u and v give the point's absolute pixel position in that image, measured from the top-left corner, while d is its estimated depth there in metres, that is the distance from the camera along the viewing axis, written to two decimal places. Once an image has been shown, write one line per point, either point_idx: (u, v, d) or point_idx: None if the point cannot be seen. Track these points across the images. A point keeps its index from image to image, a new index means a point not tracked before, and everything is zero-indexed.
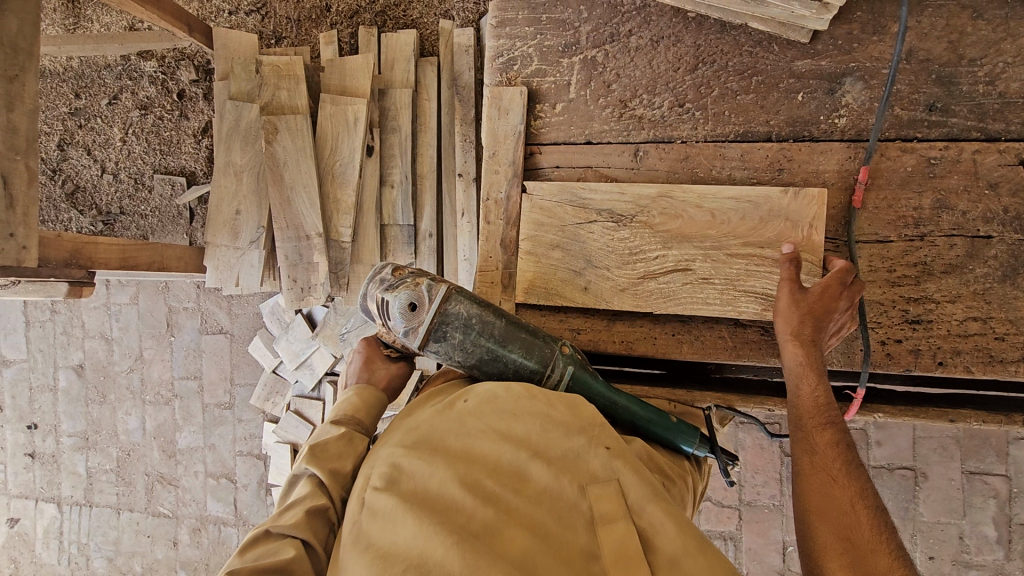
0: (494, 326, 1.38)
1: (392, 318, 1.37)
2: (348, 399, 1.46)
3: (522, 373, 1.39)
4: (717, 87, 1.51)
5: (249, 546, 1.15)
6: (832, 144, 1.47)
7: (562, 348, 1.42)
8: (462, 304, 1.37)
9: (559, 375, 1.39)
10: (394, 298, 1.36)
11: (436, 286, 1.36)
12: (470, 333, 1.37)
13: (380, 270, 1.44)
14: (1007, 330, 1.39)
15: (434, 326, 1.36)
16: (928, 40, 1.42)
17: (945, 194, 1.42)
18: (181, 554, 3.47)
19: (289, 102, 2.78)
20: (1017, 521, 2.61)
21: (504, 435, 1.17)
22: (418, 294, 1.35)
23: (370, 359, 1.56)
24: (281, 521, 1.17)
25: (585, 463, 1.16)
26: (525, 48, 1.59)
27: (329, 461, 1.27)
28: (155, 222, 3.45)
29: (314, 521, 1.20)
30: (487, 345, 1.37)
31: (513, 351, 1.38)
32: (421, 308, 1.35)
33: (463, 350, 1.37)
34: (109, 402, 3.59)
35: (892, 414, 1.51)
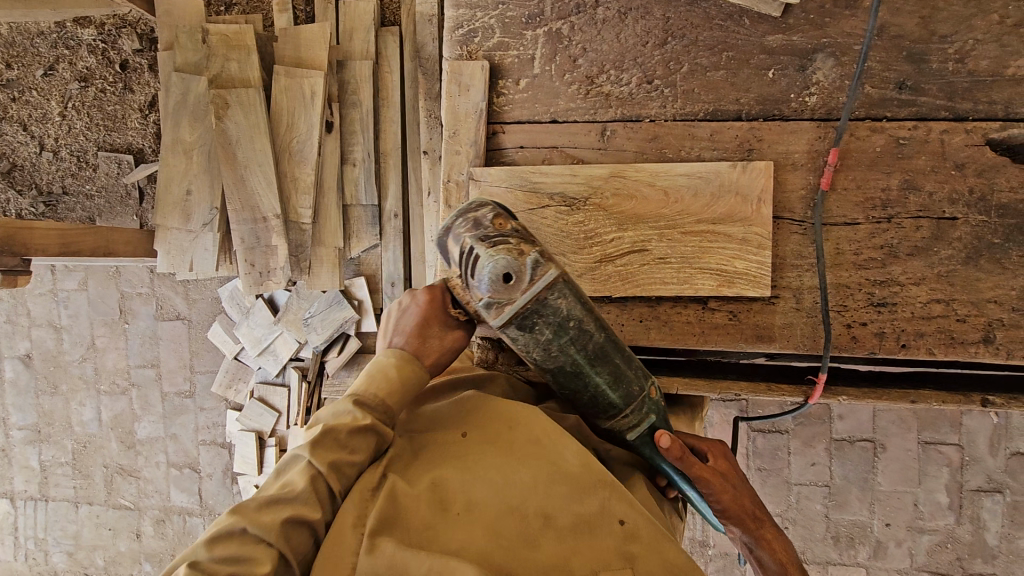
0: (590, 340, 1.22)
1: (478, 279, 1.15)
2: (384, 364, 1.20)
3: (600, 399, 1.27)
4: (687, 62, 1.45)
5: (217, 539, 0.98)
6: (802, 123, 1.43)
7: (650, 391, 1.32)
8: (564, 300, 1.17)
9: (639, 417, 1.32)
10: (490, 261, 1.13)
11: (543, 267, 1.14)
12: (562, 336, 1.19)
13: (478, 210, 1.19)
14: (969, 312, 1.39)
15: (523, 313, 1.15)
16: (900, 15, 1.38)
17: (913, 174, 1.40)
18: (145, 545, 3.39)
19: (240, 74, 2.59)
20: (969, 488, 2.71)
21: (512, 497, 1.09)
22: (520, 267, 1.13)
23: (427, 323, 1.25)
24: (258, 526, 0.98)
25: (598, 538, 1.08)
26: (486, 18, 1.50)
27: (335, 453, 1.07)
28: (102, 204, 3.25)
29: (293, 531, 1.01)
30: (575, 357, 1.22)
31: (600, 375, 1.25)
32: (518, 285, 1.13)
33: (546, 351, 1.20)
34: (62, 392, 3.43)
35: (855, 397, 1.49)
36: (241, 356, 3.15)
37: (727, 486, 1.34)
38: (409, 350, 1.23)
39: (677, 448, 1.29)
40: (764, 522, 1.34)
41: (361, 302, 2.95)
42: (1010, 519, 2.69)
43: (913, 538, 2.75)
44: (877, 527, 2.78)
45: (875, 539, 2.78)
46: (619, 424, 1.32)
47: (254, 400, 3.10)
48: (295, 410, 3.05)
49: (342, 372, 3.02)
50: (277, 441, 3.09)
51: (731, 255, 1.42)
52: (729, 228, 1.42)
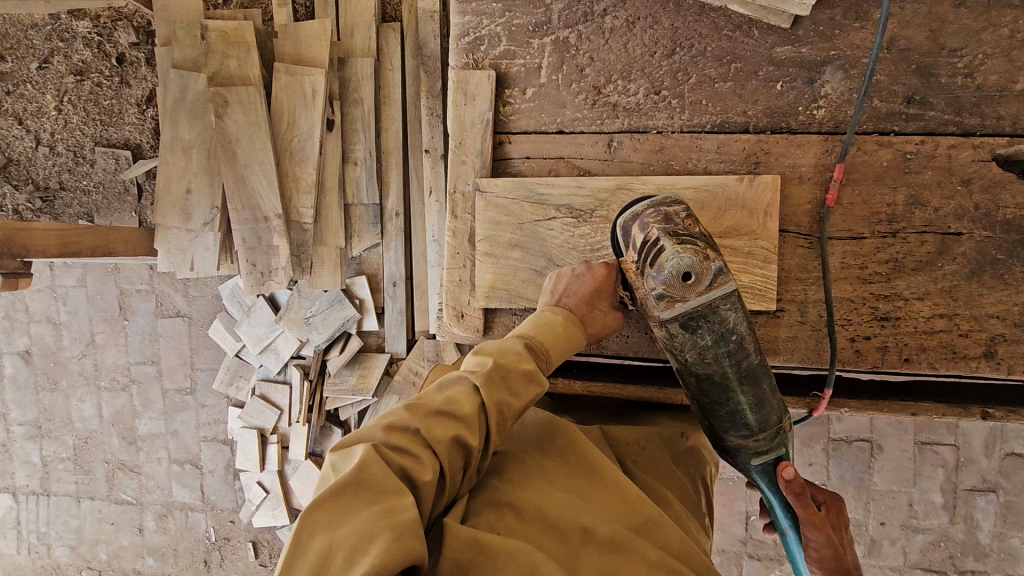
0: (745, 359, 1.29)
1: (658, 271, 1.23)
2: (552, 320, 1.29)
3: (738, 415, 1.33)
4: (695, 73, 1.44)
5: (397, 432, 1.08)
6: (809, 136, 1.42)
7: (784, 424, 1.39)
8: (734, 314, 1.26)
9: (770, 445, 1.37)
10: (680, 256, 1.20)
11: (724, 277, 1.24)
12: (721, 347, 1.27)
13: (668, 205, 1.27)
14: (971, 327, 1.40)
15: (692, 313, 1.24)
16: (910, 28, 1.37)
17: (919, 189, 1.40)
18: (147, 540, 3.42)
19: (239, 72, 2.55)
20: (964, 488, 2.75)
21: (555, 515, 1.18)
22: (705, 270, 1.22)
23: (599, 294, 1.33)
24: (432, 433, 1.08)
25: (640, 549, 1.17)
26: (493, 26, 1.48)
27: (498, 391, 1.16)
28: (100, 200, 3.17)
29: (456, 448, 1.10)
30: (727, 371, 1.29)
31: (746, 393, 1.31)
32: (699, 285, 1.22)
33: (702, 357, 1.27)
34: (61, 388, 3.42)
35: (857, 409, 1.51)
36: (242, 353, 3.16)
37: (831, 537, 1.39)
38: (577, 312, 1.31)
39: (798, 483, 1.34)
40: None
41: (363, 301, 2.95)
42: (1003, 519, 2.73)
43: (907, 537, 2.80)
44: (872, 526, 2.82)
45: (870, 537, 2.82)
46: (746, 444, 1.37)
47: (255, 398, 3.11)
48: (297, 408, 3.05)
49: (343, 371, 3.01)
50: (279, 438, 3.12)
51: (735, 269, 1.42)
52: (735, 241, 1.42)
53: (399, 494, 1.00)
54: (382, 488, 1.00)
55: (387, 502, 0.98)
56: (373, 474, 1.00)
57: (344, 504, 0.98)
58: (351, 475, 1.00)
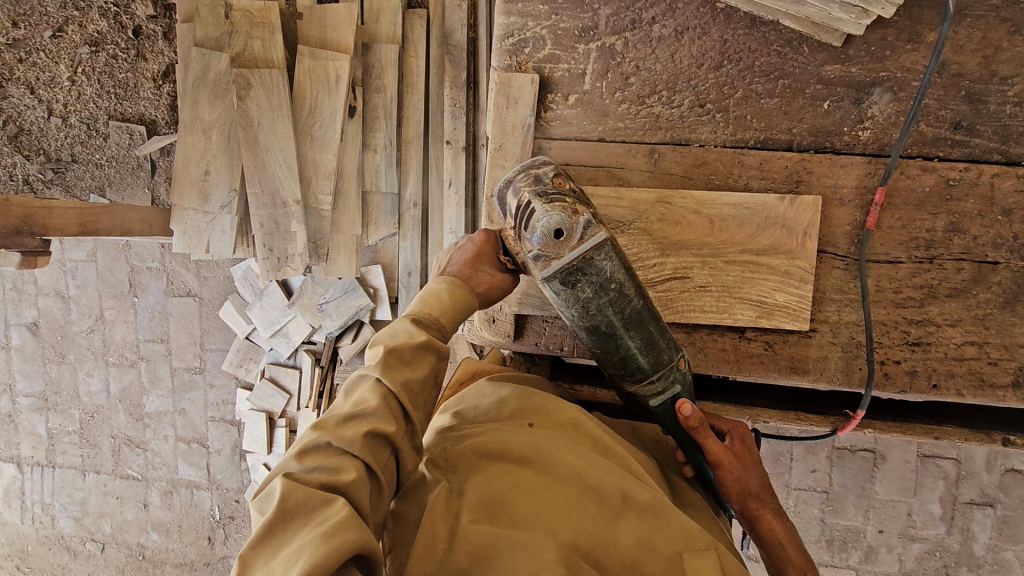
0: (628, 303, 1.22)
1: (531, 232, 1.15)
2: (436, 290, 1.24)
3: (629, 363, 1.27)
4: (741, 87, 1.42)
5: (306, 451, 1.04)
6: (853, 157, 1.41)
7: (678, 362, 1.33)
8: (609, 260, 1.17)
9: (665, 385, 1.31)
10: (544, 215, 1.12)
11: (594, 229, 1.14)
12: (602, 297, 1.19)
13: (536, 166, 1.20)
14: (1001, 356, 1.40)
15: (569, 270, 1.15)
16: (962, 53, 1.36)
17: (959, 217, 1.40)
18: (152, 515, 3.44)
19: (263, 53, 2.50)
20: (962, 501, 2.80)
21: (594, 481, 1.17)
22: (572, 225, 1.13)
23: (480, 258, 1.27)
24: (341, 435, 1.04)
25: (683, 522, 1.15)
26: (538, 28, 1.45)
27: (399, 372, 1.13)
28: (113, 174, 3.11)
29: (373, 441, 1.07)
30: (611, 319, 1.22)
31: (633, 339, 1.25)
32: (569, 241, 1.13)
33: (584, 309, 1.20)
34: (69, 361, 3.42)
35: (880, 430, 1.52)
36: (252, 336, 3.15)
37: (733, 467, 1.33)
38: (460, 278, 1.26)
39: (696, 418, 1.29)
40: (764, 504, 1.34)
41: (377, 290, 2.94)
42: (998, 532, 2.78)
43: (904, 545, 2.85)
44: (870, 533, 2.87)
45: (867, 544, 2.88)
46: (642, 389, 1.32)
47: (265, 381, 3.11)
48: (307, 393, 3.07)
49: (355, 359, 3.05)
50: (288, 421, 3.14)
51: (772, 287, 1.42)
52: (773, 259, 1.42)
53: (325, 508, 0.97)
54: (308, 510, 0.97)
55: (316, 521, 0.95)
56: (294, 500, 0.97)
57: (276, 537, 0.96)
58: (273, 510, 0.96)
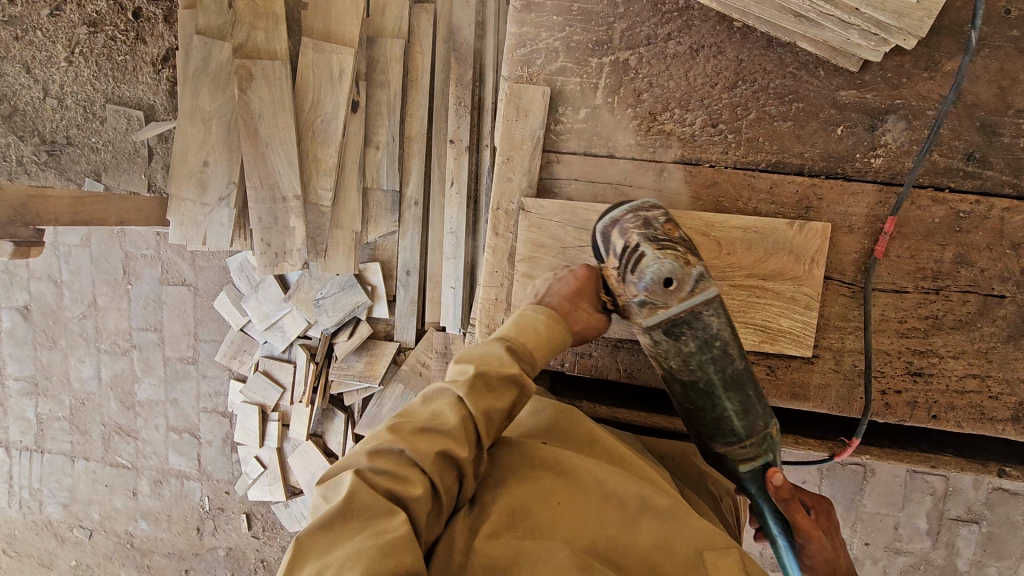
0: (730, 364, 1.27)
1: (638, 276, 1.22)
2: (534, 318, 1.20)
3: (724, 423, 1.28)
4: (755, 109, 1.40)
5: (379, 453, 1.02)
6: (864, 185, 1.40)
7: (773, 428, 1.33)
8: (716, 317, 1.24)
9: (757, 451, 1.31)
10: (657, 263, 1.21)
11: (704, 282, 1.23)
12: (704, 353, 1.25)
13: (647, 211, 1.26)
14: (1002, 390, 1.40)
15: (674, 319, 1.22)
16: (978, 83, 1.34)
17: (967, 249, 1.39)
18: (141, 504, 3.43)
19: (266, 44, 2.46)
20: (949, 516, 2.82)
21: (613, 485, 1.16)
22: (684, 276, 1.21)
23: (582, 292, 1.26)
24: (417, 446, 1.03)
25: (702, 526, 1.13)
26: (550, 40, 1.43)
27: (486, 400, 1.09)
28: (109, 159, 2.92)
29: (444, 462, 1.04)
30: (711, 376, 1.26)
31: (731, 400, 1.27)
32: (680, 290, 1.21)
33: (686, 361, 1.25)
34: (60, 347, 3.38)
35: (878, 457, 1.52)
36: (247, 328, 3.12)
37: (821, 543, 1.27)
38: (559, 310, 1.22)
39: (787, 491, 1.25)
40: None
41: (375, 287, 2.91)
42: (983, 548, 2.80)
43: (889, 558, 2.88)
44: (857, 545, 2.90)
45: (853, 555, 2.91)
46: (734, 452, 1.31)
47: (258, 374, 3.08)
48: (300, 389, 3.03)
49: (350, 356, 2.99)
50: (281, 415, 3.12)
51: (776, 313, 1.41)
52: (779, 284, 1.41)
53: (387, 519, 0.94)
54: (371, 515, 0.95)
55: (375, 529, 0.93)
56: (361, 500, 0.96)
57: (332, 534, 0.93)
58: (338, 504, 0.95)
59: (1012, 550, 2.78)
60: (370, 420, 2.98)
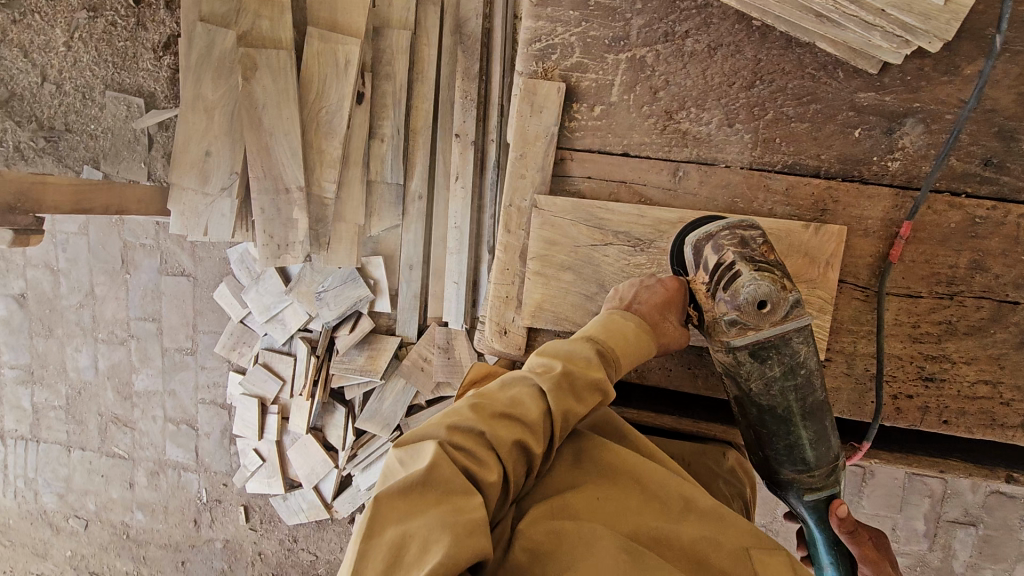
0: (811, 394, 1.26)
1: (732, 295, 1.19)
2: (624, 324, 1.20)
3: (795, 449, 1.28)
4: (772, 110, 1.38)
5: (460, 430, 1.05)
6: (881, 188, 1.39)
7: (840, 462, 1.33)
8: (805, 346, 1.23)
9: (825, 483, 1.32)
10: (756, 285, 1.17)
11: (799, 310, 1.21)
12: (788, 380, 1.23)
13: (747, 228, 1.24)
14: (1013, 397, 1.40)
15: (763, 343, 1.21)
16: (998, 88, 1.33)
17: (982, 255, 1.38)
18: (138, 495, 3.41)
19: (271, 33, 2.43)
20: (946, 519, 2.84)
21: (655, 484, 1.16)
22: (780, 301, 1.18)
23: (671, 305, 1.25)
24: (497, 433, 1.05)
25: (746, 523, 1.11)
26: (566, 35, 1.41)
27: (568, 401, 1.11)
28: (107, 146, 2.78)
29: (519, 454, 1.07)
30: (791, 403, 1.25)
31: (807, 430, 1.27)
32: (773, 314, 1.19)
33: (768, 386, 1.23)
34: (56, 336, 3.34)
35: (886, 461, 1.52)
36: (247, 320, 3.09)
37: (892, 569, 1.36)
38: (648, 321, 1.22)
39: (851, 523, 1.31)
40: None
41: (377, 281, 2.89)
42: (979, 551, 2.82)
43: None
44: None
45: None
46: (802, 480, 1.31)
47: (258, 366, 3.06)
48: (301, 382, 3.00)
49: (351, 351, 2.96)
50: (280, 408, 3.10)
51: None
52: (792, 287, 1.39)
53: (465, 498, 0.98)
54: (450, 490, 0.98)
55: (454, 506, 0.96)
56: (443, 475, 0.98)
57: (412, 500, 0.97)
58: (420, 470, 0.98)
59: (1008, 553, 2.80)
60: (371, 415, 2.97)
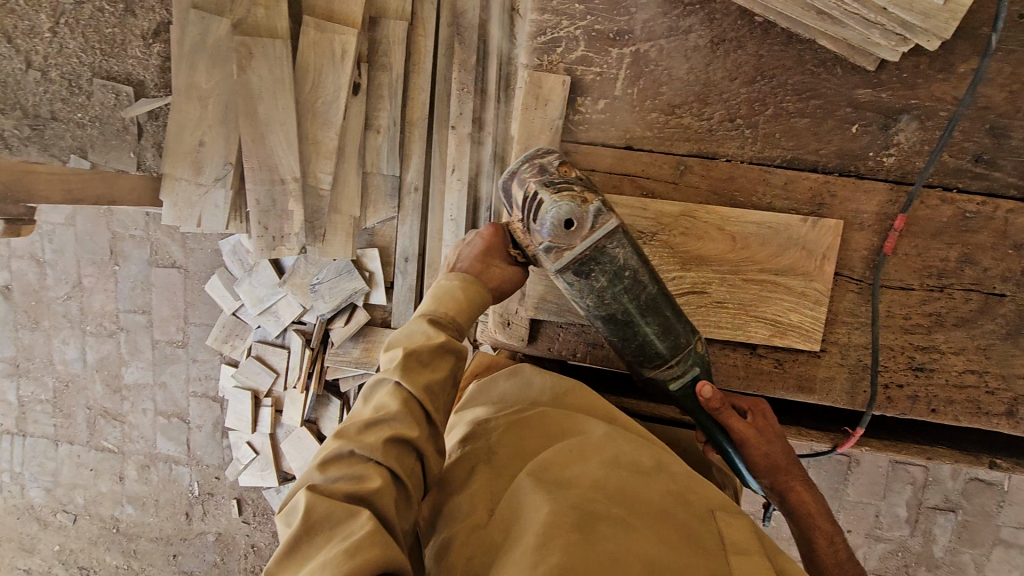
0: (643, 289, 1.24)
1: (541, 223, 1.17)
2: (450, 288, 1.23)
3: (647, 347, 1.28)
4: (772, 105, 1.41)
5: (329, 462, 1.02)
6: (877, 183, 1.42)
7: (696, 345, 1.33)
8: (623, 249, 1.20)
9: (684, 368, 1.32)
10: (553, 205, 1.15)
11: (604, 216, 1.18)
12: (618, 285, 1.22)
13: (542, 155, 1.22)
14: (999, 386, 1.45)
15: (581, 259, 1.18)
16: (991, 87, 1.37)
17: (973, 249, 1.42)
18: (128, 489, 3.38)
19: (266, 22, 2.40)
20: (927, 505, 2.92)
21: (627, 448, 1.17)
22: (582, 213, 1.16)
23: (491, 252, 1.29)
24: (364, 442, 1.02)
25: (708, 491, 1.15)
26: (571, 28, 1.41)
27: (420, 376, 1.10)
28: (94, 136, 2.52)
29: (397, 450, 1.03)
30: (627, 306, 1.24)
31: (650, 324, 1.26)
32: (580, 229, 1.16)
33: (600, 300, 1.23)
34: (43, 328, 3.29)
35: (878, 448, 1.57)
36: (239, 312, 3.07)
37: (764, 441, 1.32)
38: (472, 273, 1.26)
39: (717, 400, 1.28)
40: (795, 477, 1.31)
41: (372, 273, 2.89)
42: (958, 536, 2.91)
43: (869, 544, 2.99)
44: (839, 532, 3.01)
45: None
46: (661, 373, 1.32)
47: (251, 359, 3.04)
48: (295, 374, 3.00)
49: (346, 343, 2.96)
50: (273, 401, 3.09)
51: (787, 307, 1.44)
52: (790, 280, 1.43)
53: (350, 522, 0.93)
54: (334, 524, 0.93)
55: (340, 536, 0.91)
56: (319, 513, 0.94)
57: (302, 554, 0.92)
58: (295, 524, 0.93)
59: (985, 537, 2.90)
60: None
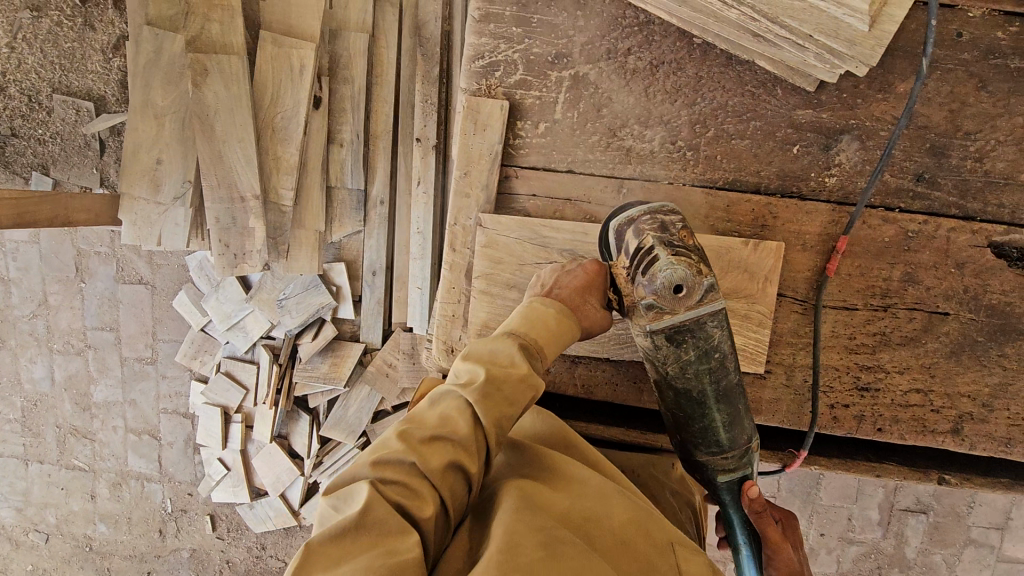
0: (727, 376, 1.25)
1: (649, 280, 1.15)
2: (545, 313, 1.17)
3: (711, 433, 1.28)
4: (713, 127, 1.40)
5: (388, 462, 0.99)
6: (818, 205, 1.42)
7: (754, 444, 1.35)
8: (718, 330, 1.20)
9: (737, 465, 1.33)
10: (669, 267, 1.13)
11: (713, 293, 1.17)
12: (703, 363, 1.21)
13: (664, 210, 1.19)
14: (943, 404, 1.45)
15: (678, 326, 1.17)
16: (930, 105, 1.36)
17: (915, 268, 1.42)
18: (100, 506, 3.35)
19: (221, 37, 2.37)
20: (899, 507, 2.94)
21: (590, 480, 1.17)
22: (694, 284, 1.14)
23: (592, 289, 1.24)
24: (427, 457, 1.00)
25: (673, 530, 1.16)
26: (509, 52, 1.40)
27: (496, 408, 1.06)
28: (57, 152, 2.57)
29: (452, 475, 1.02)
30: (706, 386, 1.24)
31: (717, 412, 1.26)
32: (686, 297, 1.15)
33: (682, 370, 1.21)
34: (9, 347, 3.24)
35: (827, 467, 1.57)
36: (208, 328, 3.04)
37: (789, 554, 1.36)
38: (568, 304, 1.21)
39: (759, 502, 1.34)
40: None
41: (340, 288, 2.86)
42: (929, 536, 2.93)
43: (842, 547, 3.00)
44: (813, 535, 3.01)
45: (809, 545, 3.02)
46: (715, 462, 1.32)
47: (220, 375, 3.01)
48: (264, 390, 2.98)
49: (315, 358, 2.94)
50: (243, 417, 3.06)
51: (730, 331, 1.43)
52: (732, 303, 1.42)
53: (401, 538, 0.91)
54: (384, 531, 0.91)
55: (386, 547, 0.89)
56: (374, 515, 0.92)
57: (345, 545, 0.89)
58: (351, 514, 0.91)
59: (955, 537, 2.92)
60: (336, 422, 2.96)
